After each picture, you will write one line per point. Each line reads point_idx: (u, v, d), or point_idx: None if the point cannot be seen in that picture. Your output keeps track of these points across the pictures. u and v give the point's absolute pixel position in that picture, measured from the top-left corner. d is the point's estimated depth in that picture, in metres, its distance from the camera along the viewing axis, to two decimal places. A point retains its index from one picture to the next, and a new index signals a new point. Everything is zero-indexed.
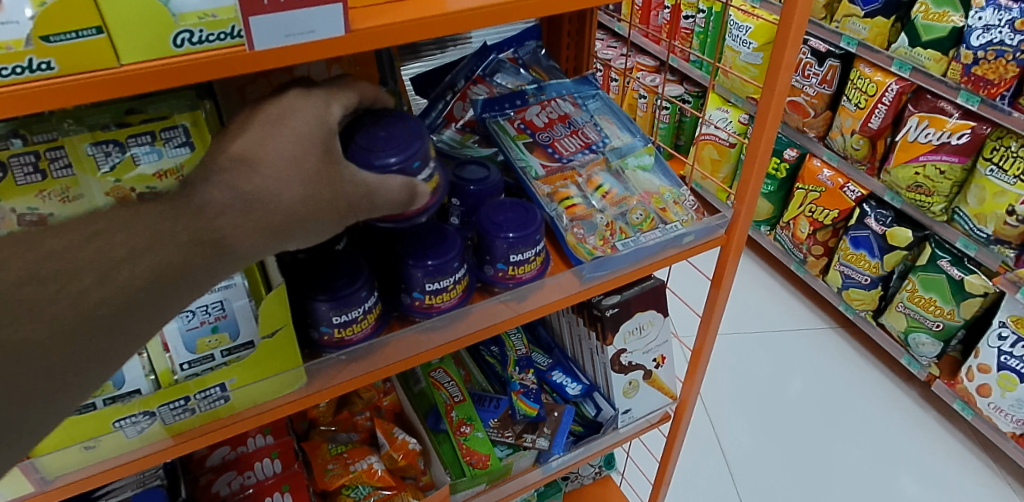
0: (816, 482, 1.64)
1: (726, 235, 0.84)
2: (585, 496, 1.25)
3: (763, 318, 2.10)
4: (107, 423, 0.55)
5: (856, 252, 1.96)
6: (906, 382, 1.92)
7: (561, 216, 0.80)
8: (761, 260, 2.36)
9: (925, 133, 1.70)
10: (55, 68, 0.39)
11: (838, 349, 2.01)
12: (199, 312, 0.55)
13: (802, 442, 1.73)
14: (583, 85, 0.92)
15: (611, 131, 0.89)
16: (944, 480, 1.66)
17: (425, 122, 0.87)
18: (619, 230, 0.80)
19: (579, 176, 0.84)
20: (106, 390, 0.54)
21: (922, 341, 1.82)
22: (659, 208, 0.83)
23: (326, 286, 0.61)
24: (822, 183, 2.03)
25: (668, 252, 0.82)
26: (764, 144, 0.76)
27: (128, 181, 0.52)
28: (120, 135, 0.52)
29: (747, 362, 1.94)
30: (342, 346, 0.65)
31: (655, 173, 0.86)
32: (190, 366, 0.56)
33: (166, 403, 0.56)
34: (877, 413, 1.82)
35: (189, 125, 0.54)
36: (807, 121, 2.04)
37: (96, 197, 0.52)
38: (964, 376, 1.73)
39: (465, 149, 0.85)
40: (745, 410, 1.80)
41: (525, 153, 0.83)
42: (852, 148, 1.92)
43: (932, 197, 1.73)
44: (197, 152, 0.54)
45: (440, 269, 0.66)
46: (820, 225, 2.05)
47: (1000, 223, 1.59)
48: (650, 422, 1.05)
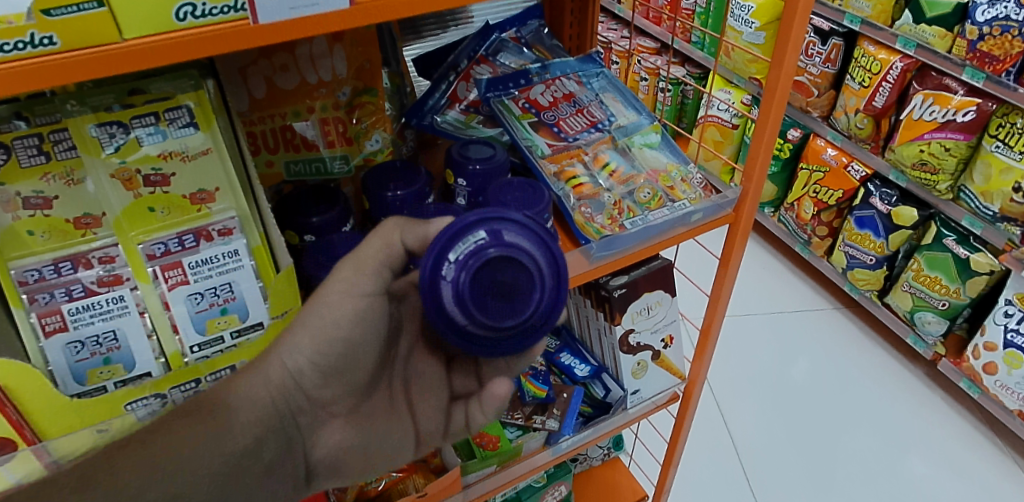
0: (822, 462, 1.64)
1: (735, 213, 0.83)
2: (594, 479, 1.25)
3: (769, 299, 2.10)
4: (118, 406, 0.53)
5: (861, 232, 1.95)
6: (912, 361, 1.92)
7: (568, 195, 0.79)
8: (765, 242, 2.35)
9: (931, 111, 1.69)
10: (58, 43, 0.38)
11: (844, 329, 2.01)
12: (208, 294, 0.55)
13: (808, 422, 1.73)
14: (587, 63, 0.91)
15: (616, 110, 0.88)
16: (950, 459, 1.66)
17: (428, 103, 0.86)
18: (626, 209, 0.79)
19: (586, 155, 0.83)
20: (117, 373, 0.53)
21: (928, 319, 1.81)
22: (667, 186, 0.81)
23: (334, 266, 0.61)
24: (826, 163, 2.01)
25: (676, 230, 0.81)
26: (772, 121, 0.74)
27: (133, 162, 0.52)
28: (124, 116, 0.51)
29: (753, 344, 1.93)
30: None
31: (661, 151, 0.86)
32: (199, 349, 0.56)
33: (177, 385, 0.55)
34: (882, 393, 1.82)
35: (194, 106, 0.53)
36: (811, 101, 2.02)
37: (102, 179, 0.51)
38: (970, 355, 1.72)
39: (469, 130, 0.85)
40: (752, 392, 1.80)
41: (531, 132, 0.83)
42: (857, 127, 1.90)
43: (937, 175, 1.72)
44: (202, 133, 0.53)
45: (501, 277, 0.51)
46: (825, 206, 2.05)
47: (1006, 200, 1.58)
48: (656, 404, 1.04)
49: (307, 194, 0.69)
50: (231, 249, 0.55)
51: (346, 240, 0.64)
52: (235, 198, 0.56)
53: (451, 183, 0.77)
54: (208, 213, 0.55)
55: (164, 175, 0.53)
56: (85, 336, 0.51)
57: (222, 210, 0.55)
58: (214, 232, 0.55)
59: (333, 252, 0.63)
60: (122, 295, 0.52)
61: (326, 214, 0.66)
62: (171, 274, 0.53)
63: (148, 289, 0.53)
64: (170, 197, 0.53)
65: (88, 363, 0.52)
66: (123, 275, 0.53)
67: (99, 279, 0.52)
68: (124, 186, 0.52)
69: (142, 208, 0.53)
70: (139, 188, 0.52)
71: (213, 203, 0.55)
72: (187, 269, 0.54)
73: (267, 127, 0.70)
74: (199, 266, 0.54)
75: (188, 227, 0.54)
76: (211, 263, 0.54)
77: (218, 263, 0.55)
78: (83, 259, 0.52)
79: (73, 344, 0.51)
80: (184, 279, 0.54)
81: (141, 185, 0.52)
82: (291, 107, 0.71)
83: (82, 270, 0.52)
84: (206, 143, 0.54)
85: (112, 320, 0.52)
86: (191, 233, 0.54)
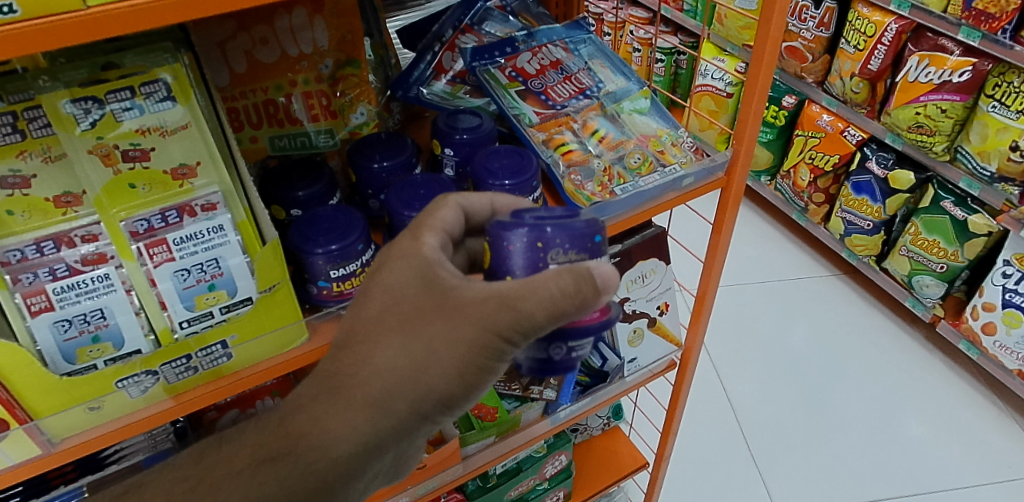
0: (822, 427, 1.65)
1: (726, 178, 0.81)
2: (593, 449, 1.26)
3: (766, 268, 2.10)
4: (109, 382, 0.55)
5: (858, 197, 1.94)
6: (911, 324, 1.92)
7: (557, 162, 0.78)
8: (761, 210, 2.34)
9: (926, 72, 1.67)
10: (17, 10, 0.37)
11: (842, 295, 2.01)
12: (195, 270, 0.54)
13: (807, 388, 1.74)
14: (574, 29, 0.90)
15: (605, 76, 0.87)
16: (950, 421, 1.67)
17: (414, 75, 0.85)
18: (617, 175, 0.78)
19: (575, 122, 0.82)
20: (106, 351, 0.54)
21: (926, 283, 1.81)
22: (657, 151, 0.80)
23: (322, 238, 0.61)
24: (821, 129, 2.00)
25: (669, 196, 0.79)
26: (760, 86, 0.71)
27: (111, 138, 0.50)
28: (98, 91, 0.49)
29: (751, 312, 1.94)
30: (342, 300, 0.65)
31: (651, 116, 0.84)
32: (189, 325, 0.56)
33: (167, 361, 0.56)
34: (881, 357, 1.83)
35: (171, 79, 0.50)
36: (805, 66, 2.00)
37: (80, 156, 0.49)
38: (969, 316, 1.72)
39: (456, 101, 0.84)
40: (750, 358, 1.81)
41: (518, 101, 0.82)
42: (852, 91, 1.88)
43: (934, 137, 1.70)
44: (180, 107, 0.51)
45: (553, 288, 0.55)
46: (821, 172, 2.03)
47: (1004, 160, 1.56)
48: (654, 372, 1.04)
49: (291, 168, 0.69)
50: (216, 224, 0.54)
51: (332, 213, 0.64)
52: (218, 172, 0.54)
53: (438, 154, 0.76)
54: (191, 189, 0.54)
55: (143, 150, 0.51)
56: (72, 314, 0.51)
57: (205, 185, 0.54)
58: (197, 208, 0.54)
59: (318, 224, 0.62)
60: (107, 273, 0.52)
61: (312, 187, 0.66)
62: (156, 251, 0.53)
63: (133, 266, 0.53)
64: (150, 173, 0.52)
65: (77, 342, 0.52)
66: (108, 253, 0.52)
67: (83, 258, 0.52)
68: (103, 162, 0.50)
69: (123, 185, 0.51)
70: (119, 164, 0.51)
71: (195, 179, 0.54)
72: (172, 245, 0.53)
73: (249, 102, 0.69)
74: (184, 242, 0.53)
75: (170, 203, 0.53)
76: (196, 238, 0.53)
77: (204, 239, 0.54)
78: (66, 238, 0.52)
79: (60, 323, 0.51)
80: (169, 255, 0.53)
81: (120, 160, 0.51)
82: (273, 81, 0.70)
83: (65, 249, 0.52)
84: (184, 117, 0.52)
85: (98, 299, 0.52)
86: (174, 209, 0.53)
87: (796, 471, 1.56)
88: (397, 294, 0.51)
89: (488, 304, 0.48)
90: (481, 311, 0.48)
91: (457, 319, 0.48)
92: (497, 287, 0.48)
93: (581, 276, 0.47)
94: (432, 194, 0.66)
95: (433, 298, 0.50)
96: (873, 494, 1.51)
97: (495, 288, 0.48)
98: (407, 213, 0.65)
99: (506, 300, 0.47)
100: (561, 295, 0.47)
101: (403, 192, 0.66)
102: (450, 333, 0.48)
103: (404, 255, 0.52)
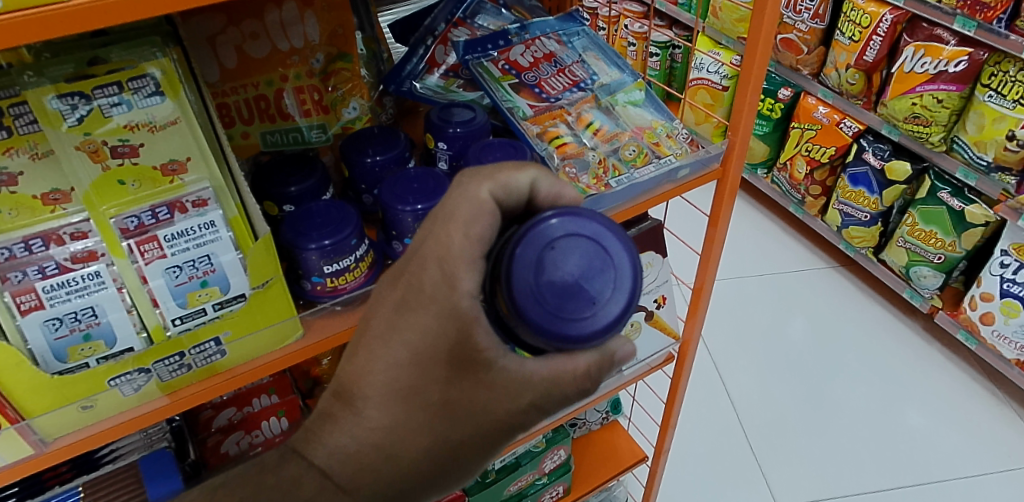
0: (822, 419, 1.65)
1: (722, 169, 0.80)
2: (592, 443, 1.26)
3: (764, 260, 2.10)
4: (103, 381, 0.55)
5: (855, 189, 1.93)
6: (909, 316, 1.92)
7: (552, 155, 0.77)
8: (758, 203, 2.34)
9: (922, 63, 1.67)
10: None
11: (840, 287, 2.01)
12: (187, 267, 0.54)
13: (805, 380, 1.74)
14: (567, 22, 0.89)
15: (599, 68, 0.86)
16: (949, 412, 1.67)
17: (406, 69, 0.84)
18: (612, 167, 0.77)
19: (569, 115, 0.82)
20: (98, 349, 0.53)
21: (924, 274, 1.81)
22: (652, 142, 0.79)
23: (315, 233, 0.61)
24: (818, 121, 1.99)
25: (664, 187, 0.79)
26: (754, 78, 0.70)
27: (99, 134, 0.49)
28: (85, 86, 0.48)
29: (749, 305, 1.94)
30: (336, 295, 0.64)
31: (646, 108, 0.84)
32: (182, 322, 0.55)
33: (161, 359, 0.57)
34: (880, 348, 1.83)
35: (159, 74, 0.50)
36: (800, 58, 1.99)
37: (67, 152, 0.49)
38: (967, 306, 1.72)
39: (449, 94, 0.84)
40: (747, 352, 1.81)
41: (512, 94, 0.81)
42: (847, 83, 1.88)
43: (930, 127, 1.70)
44: (169, 102, 0.50)
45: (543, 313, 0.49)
46: (817, 164, 2.03)
47: (1000, 149, 1.56)
48: (651, 365, 1.03)
49: (284, 163, 0.68)
50: (208, 220, 0.53)
51: (326, 207, 0.63)
52: (208, 167, 0.54)
53: (431, 148, 0.76)
54: (182, 184, 0.53)
55: (132, 146, 0.50)
56: (62, 313, 0.51)
57: (195, 181, 0.53)
58: (188, 204, 0.53)
59: (312, 220, 0.62)
60: (98, 270, 0.52)
61: (305, 182, 0.66)
62: (147, 248, 0.52)
63: (125, 264, 0.52)
64: (140, 169, 0.51)
65: (68, 341, 0.52)
66: (98, 251, 0.52)
67: (73, 255, 0.51)
68: (92, 158, 0.49)
69: (112, 181, 0.51)
70: (107, 160, 0.50)
71: (185, 174, 0.53)
72: (163, 242, 0.52)
73: (240, 97, 0.69)
74: (175, 238, 0.53)
75: (160, 199, 0.52)
76: (187, 235, 0.53)
77: (195, 236, 0.53)
78: (54, 236, 0.51)
79: (51, 321, 0.51)
80: (161, 252, 0.52)
81: (109, 156, 0.50)
82: (264, 76, 0.69)
83: (54, 246, 0.51)
84: (173, 112, 0.51)
85: (89, 297, 0.52)
86: (164, 206, 0.53)
87: (795, 464, 1.56)
88: (426, 366, 0.43)
89: (521, 399, 0.45)
90: (508, 413, 0.45)
91: (482, 420, 0.45)
92: (527, 377, 0.44)
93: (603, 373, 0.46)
94: (427, 188, 0.66)
95: (463, 390, 0.44)
96: (873, 485, 1.52)
97: (529, 374, 0.44)
98: (400, 206, 0.64)
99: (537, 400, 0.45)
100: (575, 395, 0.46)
101: (396, 186, 0.66)
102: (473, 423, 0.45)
103: (442, 314, 0.42)
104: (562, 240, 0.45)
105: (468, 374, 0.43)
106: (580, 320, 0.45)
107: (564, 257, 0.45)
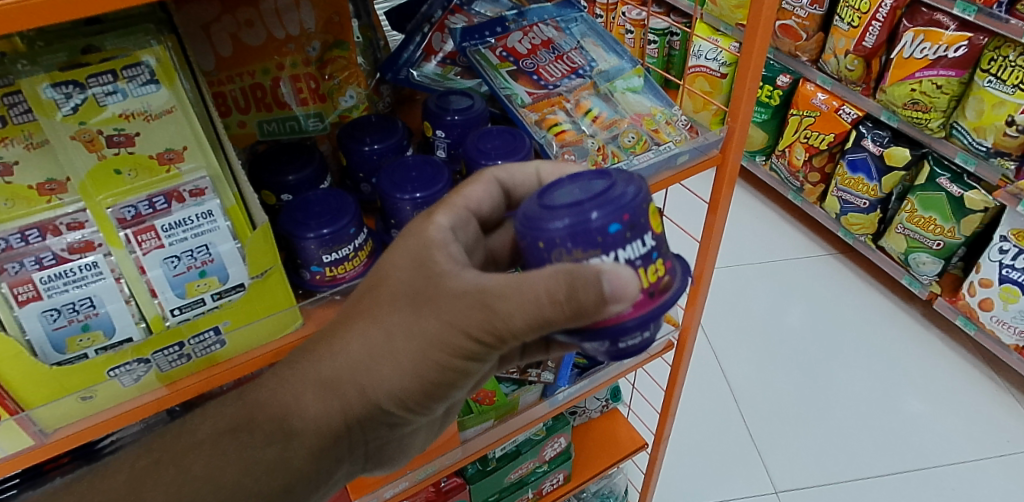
0: (821, 405, 1.66)
1: (721, 156, 0.79)
2: (592, 431, 1.26)
3: (763, 248, 2.10)
4: (102, 371, 0.55)
5: (854, 176, 1.93)
6: (908, 302, 1.92)
7: (550, 143, 0.77)
8: (757, 191, 2.34)
9: (921, 48, 1.66)
10: None
11: (838, 274, 2.01)
12: (185, 257, 0.53)
13: (804, 366, 1.75)
14: (565, 8, 0.88)
15: (597, 55, 0.86)
16: (947, 396, 1.68)
17: (403, 57, 0.84)
18: (611, 154, 0.76)
19: (567, 102, 0.81)
20: (97, 340, 0.54)
21: (923, 260, 1.81)
22: (651, 129, 0.79)
23: (313, 222, 0.60)
24: (817, 108, 1.99)
25: (665, 174, 0.77)
26: (754, 65, 0.69)
27: (94, 123, 0.48)
28: (79, 75, 0.47)
29: (748, 293, 1.94)
30: (335, 285, 0.64)
31: (645, 95, 0.83)
32: (180, 312, 0.55)
33: (160, 349, 0.56)
34: (879, 335, 1.83)
35: (154, 62, 0.49)
36: (799, 44, 1.98)
37: (63, 141, 0.48)
38: (966, 292, 1.72)
39: (447, 82, 0.83)
40: (746, 339, 1.81)
41: (510, 81, 0.81)
42: (846, 69, 1.87)
43: (929, 113, 1.69)
44: (165, 90, 0.50)
45: None
46: (816, 151, 2.02)
47: (999, 135, 1.56)
48: (650, 353, 1.03)
49: (281, 152, 0.68)
50: (205, 210, 0.53)
51: (324, 196, 0.63)
52: (205, 156, 0.53)
53: (429, 136, 0.75)
54: (178, 174, 0.52)
55: (128, 135, 0.50)
56: (61, 304, 0.51)
57: (192, 170, 0.53)
58: (185, 193, 0.53)
59: (310, 209, 0.62)
60: (95, 261, 0.51)
61: (302, 172, 0.65)
62: (145, 238, 0.52)
63: (122, 254, 0.52)
64: (136, 158, 0.51)
65: (66, 331, 0.52)
66: (94, 241, 0.51)
67: (70, 246, 0.51)
68: (87, 147, 0.49)
69: (108, 171, 0.50)
70: (103, 149, 0.49)
71: (182, 163, 0.52)
72: (160, 232, 0.52)
73: (236, 86, 0.68)
74: (172, 228, 0.52)
75: (156, 189, 0.52)
76: (185, 225, 0.53)
77: (193, 225, 0.53)
78: (51, 226, 0.51)
79: (49, 312, 0.51)
80: (158, 242, 0.52)
81: (104, 146, 0.49)
82: (260, 64, 0.69)
83: (50, 237, 0.51)
84: (169, 101, 0.50)
85: (87, 287, 0.51)
86: (161, 195, 0.52)
87: (795, 450, 1.57)
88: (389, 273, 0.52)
89: (467, 299, 0.48)
90: (459, 311, 0.48)
91: (432, 317, 0.49)
92: (484, 281, 0.48)
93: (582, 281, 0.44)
94: (426, 176, 0.65)
95: (420, 287, 0.50)
96: (872, 470, 1.53)
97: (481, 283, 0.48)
98: (398, 193, 0.64)
99: (487, 299, 0.47)
100: (546, 304, 0.45)
101: (394, 175, 0.66)
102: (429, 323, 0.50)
103: (414, 233, 0.53)
104: (569, 180, 0.51)
105: (425, 275, 0.50)
106: (582, 208, 0.46)
107: (568, 190, 0.49)
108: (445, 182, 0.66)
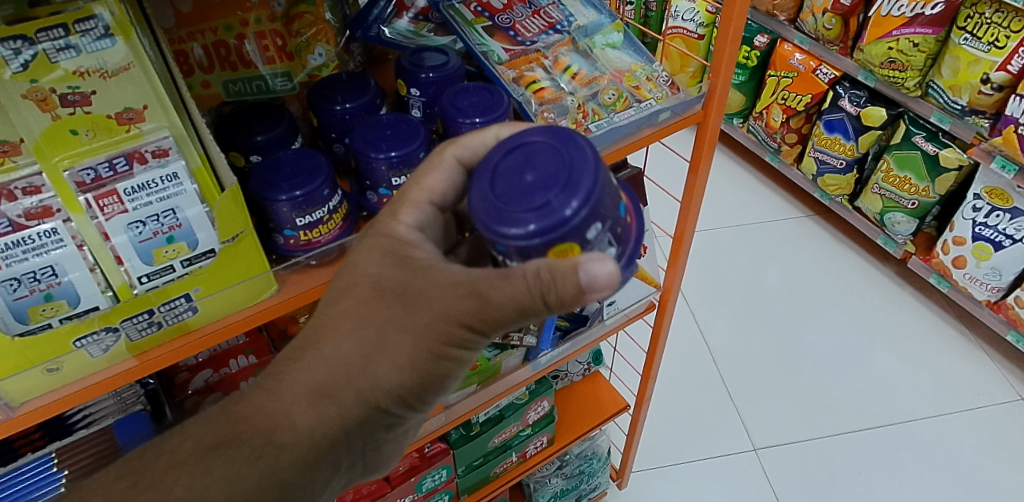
0: (794, 363, 1.69)
1: (703, 112, 0.77)
2: (575, 395, 1.27)
3: (741, 210, 2.11)
4: (66, 342, 0.53)
5: (830, 136, 1.94)
6: (882, 261, 1.95)
7: (529, 101, 0.75)
8: (734, 153, 2.34)
9: (899, 5, 1.65)
10: None
11: (814, 236, 2.03)
12: (150, 221, 0.51)
13: (780, 326, 1.77)
14: None
15: (575, 9, 0.83)
16: (920, 354, 1.71)
17: (373, 14, 0.80)
18: (591, 112, 0.74)
19: (546, 58, 0.79)
20: (61, 309, 0.52)
21: (898, 220, 1.83)
22: (632, 86, 0.77)
23: (286, 184, 0.58)
24: (794, 68, 1.98)
25: (644, 132, 0.76)
26: (734, 23, 0.67)
27: (47, 82, 0.45)
28: (27, 29, 0.43)
29: (726, 256, 1.95)
30: (310, 249, 0.62)
31: (625, 51, 0.81)
32: (149, 279, 0.54)
33: (128, 317, 0.55)
34: (855, 295, 1.85)
35: (109, 15, 0.45)
36: (777, 4, 1.97)
37: (13, 101, 0.45)
38: (940, 250, 1.75)
39: (420, 39, 0.81)
40: (725, 300, 1.83)
41: (485, 37, 0.78)
42: (824, 28, 1.85)
43: (906, 72, 1.69)
44: (122, 45, 0.46)
45: None
46: (793, 112, 2.02)
47: (975, 93, 1.56)
48: (630, 315, 1.03)
49: (248, 111, 0.65)
50: (170, 172, 0.51)
51: (295, 157, 0.61)
52: (168, 116, 0.50)
53: (404, 94, 0.73)
54: (139, 134, 0.49)
55: (83, 94, 0.46)
56: (21, 273, 0.48)
57: (154, 130, 0.50)
58: (148, 155, 0.50)
59: (281, 170, 0.60)
60: (55, 227, 0.49)
61: (271, 131, 0.63)
62: (107, 202, 0.49)
63: (83, 220, 0.49)
64: (92, 118, 0.47)
65: (28, 301, 0.50)
66: (53, 207, 0.49)
67: (27, 211, 0.48)
68: (40, 107, 0.45)
69: (63, 131, 0.47)
70: (57, 109, 0.46)
71: (143, 123, 0.49)
72: (123, 196, 0.50)
73: (198, 43, 0.65)
74: (135, 192, 0.50)
75: (115, 150, 0.49)
76: (149, 188, 0.50)
77: (158, 189, 0.51)
78: (5, 191, 0.47)
79: (9, 282, 0.48)
80: (122, 207, 0.50)
81: (58, 105, 0.46)
82: (222, 20, 0.65)
83: (4, 202, 0.47)
84: (126, 56, 0.47)
85: (48, 255, 0.49)
86: (121, 156, 0.49)
87: (772, 411, 1.59)
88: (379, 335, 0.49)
89: (458, 289, 0.47)
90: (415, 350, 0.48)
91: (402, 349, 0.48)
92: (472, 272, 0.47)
93: (560, 271, 0.43)
94: (401, 134, 0.63)
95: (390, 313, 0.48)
96: (846, 426, 1.56)
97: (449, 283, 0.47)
98: (372, 150, 0.62)
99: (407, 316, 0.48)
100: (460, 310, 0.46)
101: (368, 134, 0.64)
102: (450, 301, 0.47)
103: (380, 234, 0.52)
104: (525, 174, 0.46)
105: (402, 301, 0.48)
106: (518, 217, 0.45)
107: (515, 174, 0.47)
108: (422, 141, 0.64)
